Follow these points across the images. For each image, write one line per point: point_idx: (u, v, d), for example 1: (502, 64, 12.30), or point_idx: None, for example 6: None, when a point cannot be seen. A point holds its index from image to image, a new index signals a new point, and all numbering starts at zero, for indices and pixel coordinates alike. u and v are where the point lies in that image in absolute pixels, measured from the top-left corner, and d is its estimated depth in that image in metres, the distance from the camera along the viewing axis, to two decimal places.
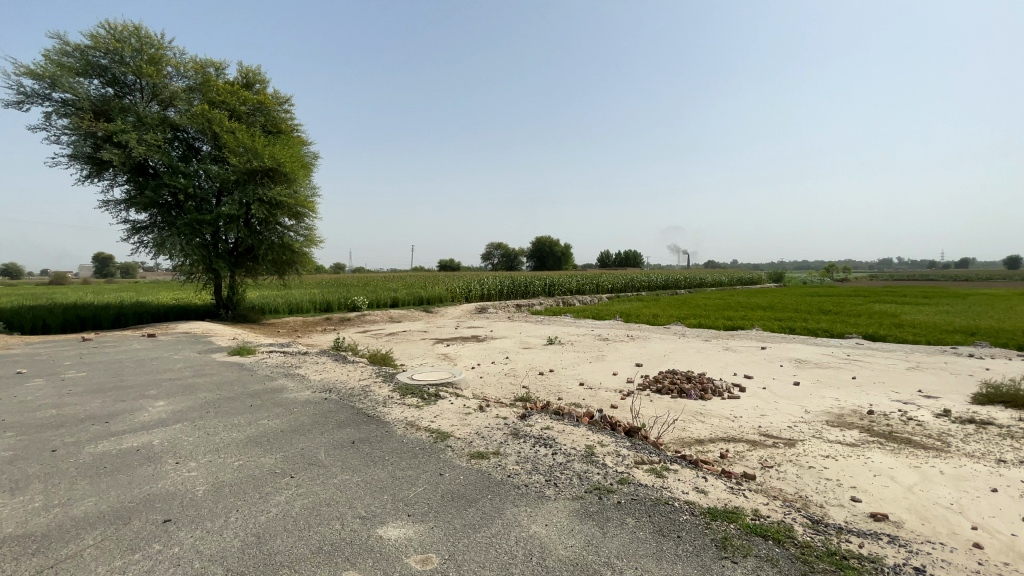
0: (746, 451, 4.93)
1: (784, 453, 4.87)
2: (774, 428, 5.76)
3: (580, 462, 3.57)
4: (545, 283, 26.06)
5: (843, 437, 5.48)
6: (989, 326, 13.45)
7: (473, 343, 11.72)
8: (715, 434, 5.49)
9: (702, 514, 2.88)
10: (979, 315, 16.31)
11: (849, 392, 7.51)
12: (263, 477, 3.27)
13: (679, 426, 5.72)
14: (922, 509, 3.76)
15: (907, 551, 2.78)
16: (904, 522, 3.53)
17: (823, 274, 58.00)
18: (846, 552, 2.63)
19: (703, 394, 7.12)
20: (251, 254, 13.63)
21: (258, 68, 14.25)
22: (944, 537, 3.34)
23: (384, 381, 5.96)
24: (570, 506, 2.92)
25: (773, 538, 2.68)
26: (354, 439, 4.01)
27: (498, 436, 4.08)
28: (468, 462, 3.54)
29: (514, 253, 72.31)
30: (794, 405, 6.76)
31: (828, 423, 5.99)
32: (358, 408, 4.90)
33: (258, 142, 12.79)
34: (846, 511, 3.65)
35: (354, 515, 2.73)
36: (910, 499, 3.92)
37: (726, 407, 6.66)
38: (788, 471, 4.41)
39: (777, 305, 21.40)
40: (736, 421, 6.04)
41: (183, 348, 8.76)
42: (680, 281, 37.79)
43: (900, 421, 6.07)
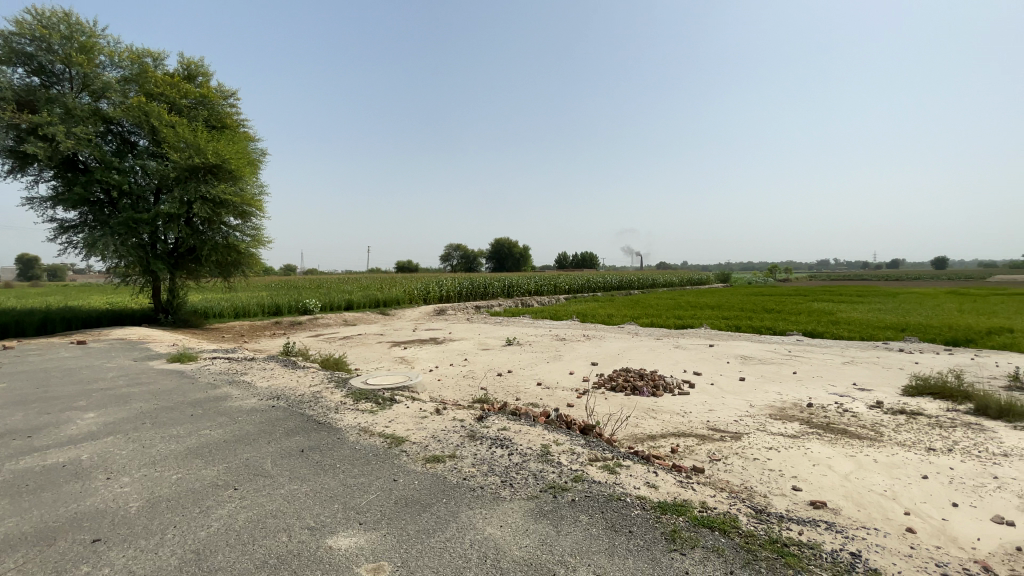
0: (695, 445, 5.11)
1: (731, 446, 5.09)
2: (721, 423, 6.00)
3: (536, 462, 3.60)
4: (504, 285, 26.11)
5: (785, 429, 5.78)
6: (918, 323, 14.48)
7: (431, 345, 11.59)
8: (666, 430, 5.66)
9: (653, 509, 2.96)
10: (908, 312, 17.54)
11: (791, 386, 7.92)
12: (204, 491, 3.11)
13: (633, 423, 5.87)
14: (857, 496, 4.01)
15: (843, 536, 2.95)
16: (840, 509, 3.75)
17: (767, 274, 61.04)
18: (787, 540, 2.76)
19: (656, 391, 7.33)
20: (193, 255, 12.95)
21: (201, 60, 13.57)
22: (876, 522, 3.58)
23: (336, 386, 5.80)
24: (525, 506, 2.94)
25: (720, 529, 2.78)
26: (303, 447, 3.87)
27: (454, 439, 4.05)
28: (423, 467, 3.49)
29: (474, 254, 72.13)
30: (740, 400, 7.07)
31: (771, 416, 6.30)
32: (309, 415, 4.74)
33: (201, 137, 12.18)
34: (788, 500, 3.84)
35: (302, 526, 2.64)
36: (846, 487, 4.17)
37: (678, 403, 6.88)
38: (734, 463, 4.61)
39: (725, 305, 21.98)
40: (686, 416, 6.26)
41: (117, 356, 8.19)
42: (635, 281, 38.79)
43: (837, 413, 6.47)
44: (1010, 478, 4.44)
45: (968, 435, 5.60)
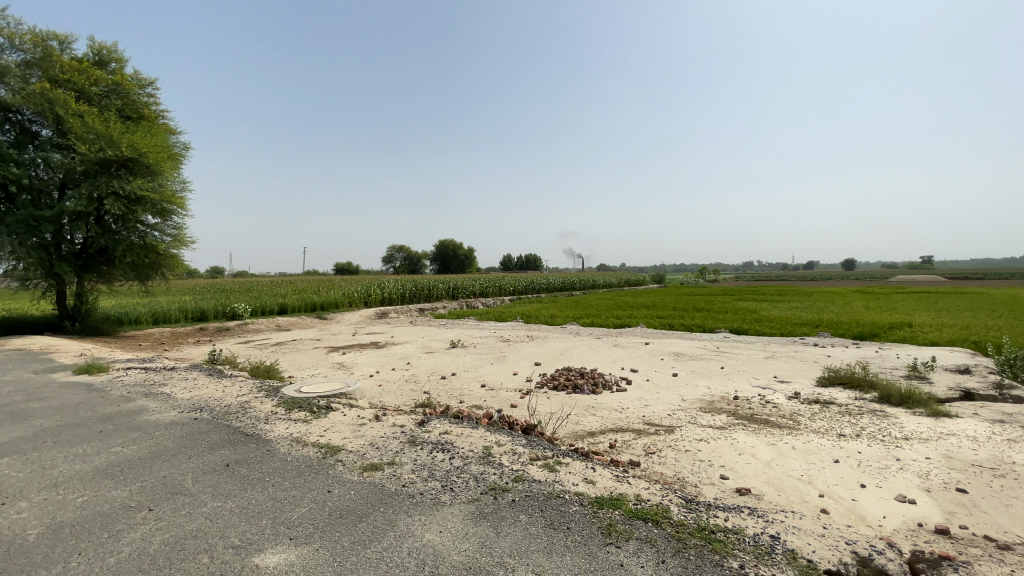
0: (632, 440, 5.30)
1: (665, 440, 5.32)
2: (656, 417, 6.26)
3: (477, 464, 3.59)
4: (447, 287, 25.88)
5: (714, 421, 6.12)
6: (830, 319, 15.80)
7: (371, 349, 11.29)
8: (605, 426, 5.83)
9: (590, 504, 3.04)
10: (822, 310, 19.07)
11: (720, 380, 8.41)
12: (114, 514, 2.85)
13: (573, 421, 6.00)
14: (778, 481, 4.32)
15: (764, 520, 3.17)
16: (762, 494, 4.03)
17: (698, 275, 64.33)
18: (714, 527, 2.93)
19: (595, 388, 7.54)
20: (105, 256, 11.88)
21: (114, 44, 12.51)
22: (794, 506, 3.86)
23: (267, 395, 5.52)
24: (465, 510, 2.92)
25: (653, 520, 2.90)
26: (229, 462, 3.65)
27: (394, 445, 3.97)
28: (360, 476, 3.39)
29: (417, 256, 71.06)
30: (674, 395, 7.42)
31: (702, 410, 6.64)
32: (236, 427, 4.47)
33: (114, 128, 11.21)
34: (717, 489, 4.07)
35: (226, 545, 2.49)
36: (768, 473, 4.48)
37: (616, 399, 7.10)
38: (668, 456, 4.83)
39: (659, 305, 22.74)
40: (624, 412, 6.47)
41: (12, 368, 7.36)
42: (577, 283, 39.67)
43: (760, 404, 6.93)
44: (905, 458, 4.95)
45: (872, 421, 6.18)
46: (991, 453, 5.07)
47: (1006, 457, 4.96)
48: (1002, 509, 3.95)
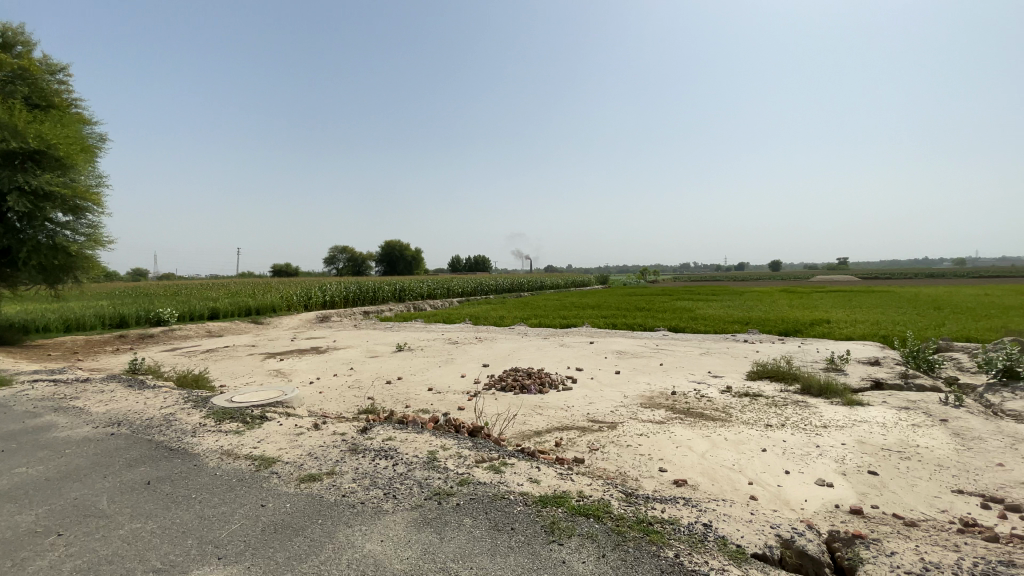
0: (576, 437, 5.42)
1: (608, 436, 5.48)
2: (600, 414, 6.43)
3: (421, 470, 3.55)
4: (393, 289, 25.36)
5: (654, 416, 6.36)
6: (758, 317, 16.86)
7: (312, 355, 10.86)
8: (551, 425, 5.92)
9: (535, 503, 3.08)
10: (752, 308, 20.29)
11: (660, 377, 8.76)
12: (15, 541, 2.58)
13: (520, 421, 6.05)
14: (712, 471, 4.56)
15: (699, 510, 3.34)
16: (698, 484, 4.24)
17: (640, 276, 66.60)
18: (652, 519, 3.05)
19: (542, 388, 7.63)
20: (7, 257, 10.74)
21: (18, 25, 11.36)
22: (726, 494, 4.09)
23: (196, 406, 5.19)
24: (408, 516, 2.88)
25: (595, 515, 2.98)
26: (150, 479, 3.40)
27: (334, 454, 3.85)
28: (297, 488, 3.26)
29: (361, 257, 69.12)
30: (617, 392, 7.65)
31: (643, 405, 6.89)
32: (159, 442, 4.17)
33: (18, 117, 10.17)
34: (656, 481, 4.25)
35: (146, 570, 2.32)
36: (703, 464, 4.72)
37: (562, 398, 7.23)
38: (611, 451, 4.98)
39: (603, 305, 23.38)
40: (569, 410, 6.60)
41: None
42: (524, 284, 40.00)
43: (696, 399, 7.28)
44: (824, 445, 5.37)
45: (796, 411, 6.65)
46: (897, 437, 5.59)
47: (909, 440, 5.49)
48: (905, 487, 4.37)
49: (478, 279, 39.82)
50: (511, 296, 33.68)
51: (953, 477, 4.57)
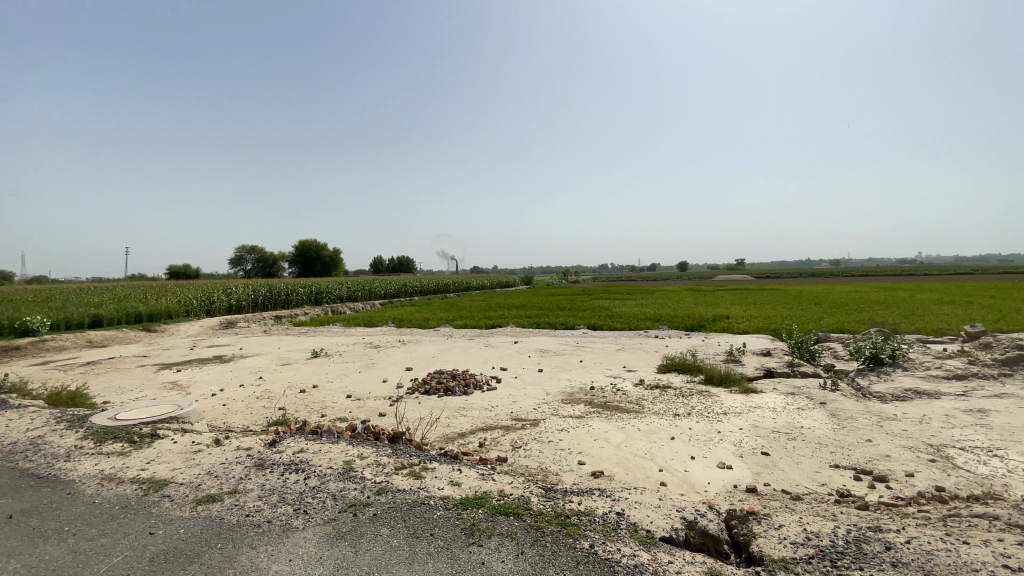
0: (500, 436, 5.47)
1: (530, 433, 5.58)
2: (523, 412, 6.53)
3: (335, 481, 3.40)
4: (309, 291, 24.06)
5: (574, 411, 6.58)
6: (669, 314, 18.06)
7: (215, 364, 10.01)
8: (475, 426, 5.92)
9: (455, 506, 3.07)
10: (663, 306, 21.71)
11: (580, 373, 9.07)
12: None
13: (443, 423, 5.99)
14: (626, 461, 4.80)
15: (612, 499, 3.50)
16: (613, 475, 4.45)
17: (562, 277, 68.46)
18: (569, 511, 3.16)
19: (466, 389, 7.61)
20: None
21: None
22: (639, 482, 4.33)
23: (72, 427, 4.59)
24: (320, 532, 2.75)
25: (514, 513, 3.03)
26: (10, 513, 2.96)
27: (238, 471, 3.58)
28: (193, 511, 2.99)
29: (272, 258, 64.85)
30: (539, 390, 7.81)
31: (564, 402, 7.09)
32: (22, 470, 3.63)
33: None
34: (576, 475, 4.39)
35: None
36: (619, 455, 4.96)
37: (485, 398, 7.26)
38: (533, 448, 5.07)
39: (526, 305, 23.93)
40: (492, 410, 6.64)
41: None
42: (448, 285, 39.60)
43: (613, 393, 7.63)
44: (725, 430, 5.85)
45: (701, 400, 7.19)
46: (786, 420, 6.23)
47: (795, 423, 6.14)
48: (792, 465, 4.88)
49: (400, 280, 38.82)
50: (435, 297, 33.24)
51: (830, 453, 5.17)
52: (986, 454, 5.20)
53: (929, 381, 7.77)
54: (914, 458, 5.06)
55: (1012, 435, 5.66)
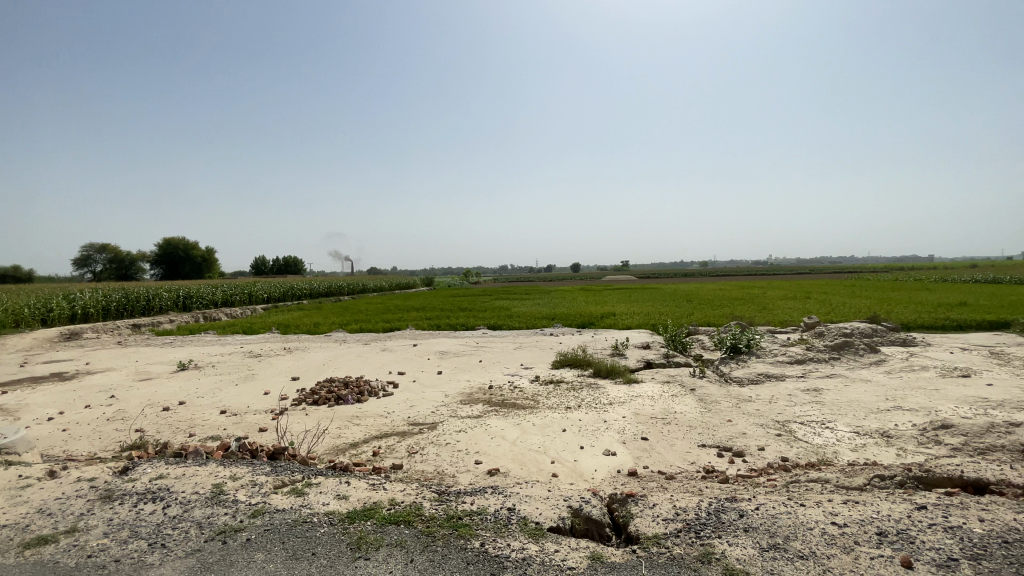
0: (395, 443, 5.33)
1: (427, 437, 5.51)
2: (420, 416, 6.42)
3: (202, 508, 3.07)
4: (176, 296, 21.41)
5: (472, 411, 6.62)
6: (563, 312, 18.97)
7: (53, 383, 8.51)
8: (368, 434, 5.71)
9: (340, 521, 2.94)
10: (557, 305, 23.08)
11: (478, 373, 9.14)
12: None
13: (334, 434, 5.68)
14: (520, 457, 4.95)
15: (504, 496, 3.59)
16: (509, 471, 4.56)
17: (461, 277, 68.29)
18: (461, 513, 3.19)
19: (360, 396, 7.30)
20: None
21: None
22: (532, 476, 4.49)
23: None
24: (181, 566, 2.48)
25: (404, 521, 2.98)
26: None
27: (79, 506, 3.09)
28: (17, 558, 2.53)
29: (129, 258, 56.60)
30: (437, 392, 7.73)
31: (462, 403, 7.10)
32: None
33: None
34: (472, 474, 4.43)
35: None
36: (514, 451, 5.09)
37: (380, 405, 7.01)
38: (429, 452, 5.01)
39: (427, 305, 24.55)
40: (388, 416, 6.45)
41: None
42: (343, 286, 37.56)
43: (511, 390, 7.80)
44: (610, 420, 6.27)
45: (591, 393, 7.63)
46: (663, 407, 6.83)
47: (671, 409, 6.76)
48: (667, 447, 5.37)
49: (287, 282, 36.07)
50: (327, 300, 31.38)
51: (700, 435, 5.78)
52: (819, 426, 6.17)
53: (777, 366, 9.01)
54: (765, 434, 5.84)
55: (837, 409, 6.78)
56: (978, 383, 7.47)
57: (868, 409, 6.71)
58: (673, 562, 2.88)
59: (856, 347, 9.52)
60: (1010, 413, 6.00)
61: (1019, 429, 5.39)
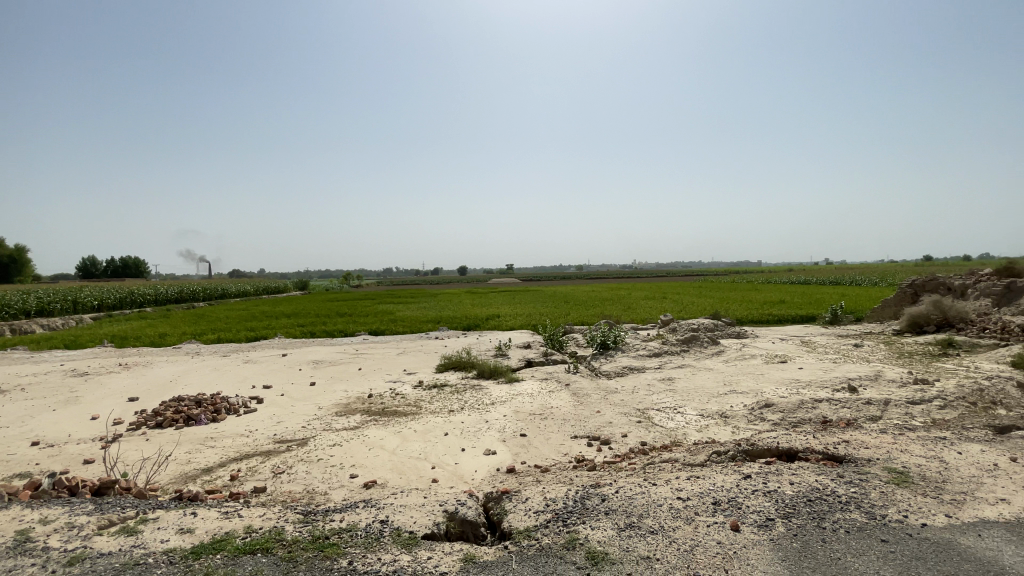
0: (257, 464, 4.86)
1: (296, 454, 5.13)
2: (289, 432, 5.94)
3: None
4: None
5: (348, 422, 6.31)
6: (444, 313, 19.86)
7: None
8: (226, 457, 5.15)
9: (183, 559, 2.62)
10: (433, 305, 25.10)
11: (355, 382, 8.72)
12: None
13: (182, 460, 5.03)
14: (399, 465, 4.83)
15: (377, 508, 3.48)
16: (386, 482, 4.43)
17: (340, 280, 64.71)
18: (329, 532, 3.03)
19: (216, 415, 6.54)
20: None
21: None
22: (411, 484, 4.42)
23: None
24: None
25: (262, 550, 2.75)
26: None
27: None
28: None
29: None
30: (309, 405, 7.23)
31: (337, 414, 6.72)
32: None
33: None
34: (346, 489, 4.23)
35: None
36: (392, 460, 4.96)
37: (241, 423, 6.34)
38: (298, 470, 4.67)
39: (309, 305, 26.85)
40: (250, 435, 5.87)
41: None
42: (200, 292, 33.50)
43: (391, 397, 7.58)
44: (492, 419, 6.40)
45: (473, 394, 7.71)
46: (541, 403, 7.16)
47: (547, 404, 7.11)
48: (543, 442, 5.63)
49: (125, 286, 31.02)
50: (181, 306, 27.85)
51: (573, 427, 6.16)
52: (673, 411, 6.94)
53: (640, 360, 9.94)
54: (629, 422, 6.41)
55: (688, 395, 7.67)
56: (792, 367, 8.99)
57: (711, 394, 7.71)
58: (542, 553, 3.03)
59: (702, 340, 10.88)
60: (813, 391, 7.32)
61: (820, 404, 6.60)
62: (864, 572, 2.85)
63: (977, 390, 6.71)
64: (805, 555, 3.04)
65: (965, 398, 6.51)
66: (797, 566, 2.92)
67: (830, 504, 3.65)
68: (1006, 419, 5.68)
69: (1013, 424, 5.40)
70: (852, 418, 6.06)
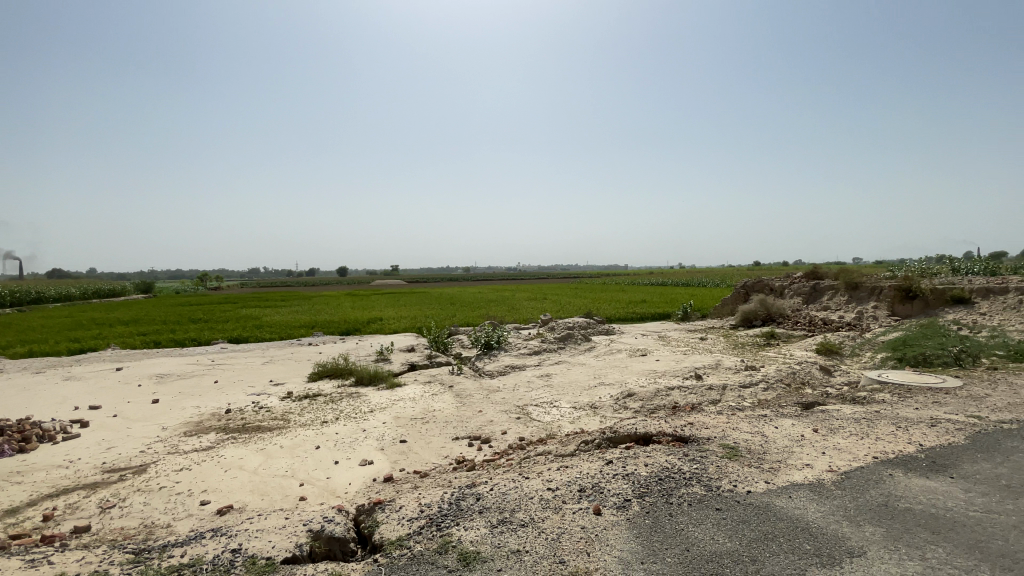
0: (78, 500, 4.11)
1: (131, 484, 4.42)
2: (123, 459, 5.11)
3: None
4: None
5: (200, 443, 5.61)
6: (305, 314, 20.71)
7: None
8: (34, 494, 4.26)
9: None
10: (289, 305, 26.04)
11: (211, 396, 7.79)
12: None
13: None
14: (261, 486, 4.42)
15: (230, 535, 3.16)
16: (244, 505, 4.02)
17: (195, 283, 58.00)
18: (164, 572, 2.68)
19: (23, 445, 5.38)
20: None
21: None
22: (275, 505, 4.07)
23: None
24: None
25: None
26: None
27: None
28: None
29: None
30: (150, 426, 6.28)
31: (187, 434, 5.93)
32: None
33: None
34: (195, 518, 3.76)
35: None
36: (253, 481, 4.51)
37: (58, 453, 5.31)
38: (134, 502, 4.04)
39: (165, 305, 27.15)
40: (70, 465, 4.94)
41: None
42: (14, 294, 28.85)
43: (253, 412, 6.90)
44: (369, 428, 6.15)
45: (349, 402, 7.33)
46: (422, 407, 7.05)
47: (429, 408, 7.02)
48: (423, 446, 5.56)
49: None
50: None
51: (454, 428, 6.17)
52: (549, 406, 7.29)
53: (520, 358, 10.29)
54: (508, 419, 6.60)
55: (564, 390, 8.12)
56: (653, 359, 9.99)
57: (584, 387, 8.26)
58: (413, 561, 3.00)
59: (577, 338, 11.60)
60: (669, 380, 8.22)
61: (674, 391, 7.41)
62: (702, 538, 3.27)
63: (791, 373, 8.09)
64: (655, 530, 3.40)
65: (783, 380, 7.81)
66: (649, 541, 3.25)
67: (677, 480, 4.13)
68: (811, 397, 6.91)
69: (815, 401, 6.60)
70: (699, 402, 6.92)
